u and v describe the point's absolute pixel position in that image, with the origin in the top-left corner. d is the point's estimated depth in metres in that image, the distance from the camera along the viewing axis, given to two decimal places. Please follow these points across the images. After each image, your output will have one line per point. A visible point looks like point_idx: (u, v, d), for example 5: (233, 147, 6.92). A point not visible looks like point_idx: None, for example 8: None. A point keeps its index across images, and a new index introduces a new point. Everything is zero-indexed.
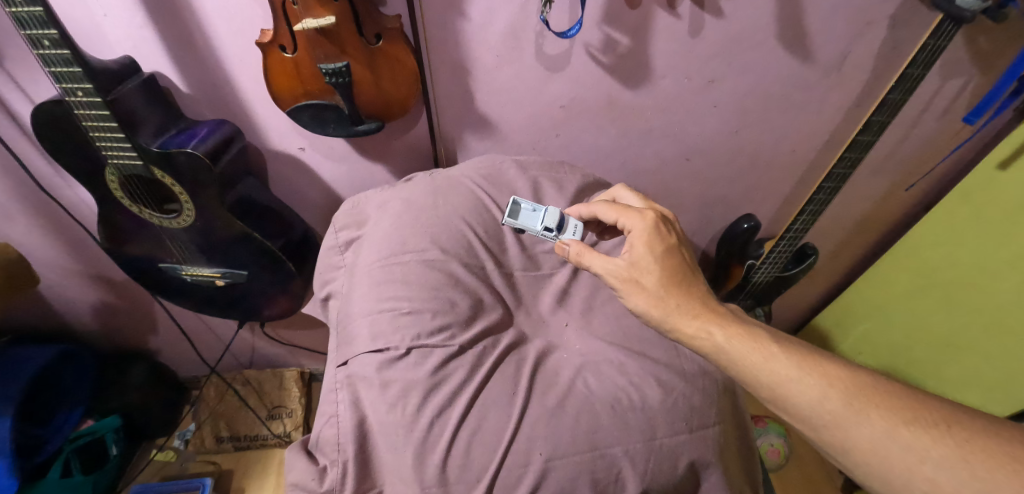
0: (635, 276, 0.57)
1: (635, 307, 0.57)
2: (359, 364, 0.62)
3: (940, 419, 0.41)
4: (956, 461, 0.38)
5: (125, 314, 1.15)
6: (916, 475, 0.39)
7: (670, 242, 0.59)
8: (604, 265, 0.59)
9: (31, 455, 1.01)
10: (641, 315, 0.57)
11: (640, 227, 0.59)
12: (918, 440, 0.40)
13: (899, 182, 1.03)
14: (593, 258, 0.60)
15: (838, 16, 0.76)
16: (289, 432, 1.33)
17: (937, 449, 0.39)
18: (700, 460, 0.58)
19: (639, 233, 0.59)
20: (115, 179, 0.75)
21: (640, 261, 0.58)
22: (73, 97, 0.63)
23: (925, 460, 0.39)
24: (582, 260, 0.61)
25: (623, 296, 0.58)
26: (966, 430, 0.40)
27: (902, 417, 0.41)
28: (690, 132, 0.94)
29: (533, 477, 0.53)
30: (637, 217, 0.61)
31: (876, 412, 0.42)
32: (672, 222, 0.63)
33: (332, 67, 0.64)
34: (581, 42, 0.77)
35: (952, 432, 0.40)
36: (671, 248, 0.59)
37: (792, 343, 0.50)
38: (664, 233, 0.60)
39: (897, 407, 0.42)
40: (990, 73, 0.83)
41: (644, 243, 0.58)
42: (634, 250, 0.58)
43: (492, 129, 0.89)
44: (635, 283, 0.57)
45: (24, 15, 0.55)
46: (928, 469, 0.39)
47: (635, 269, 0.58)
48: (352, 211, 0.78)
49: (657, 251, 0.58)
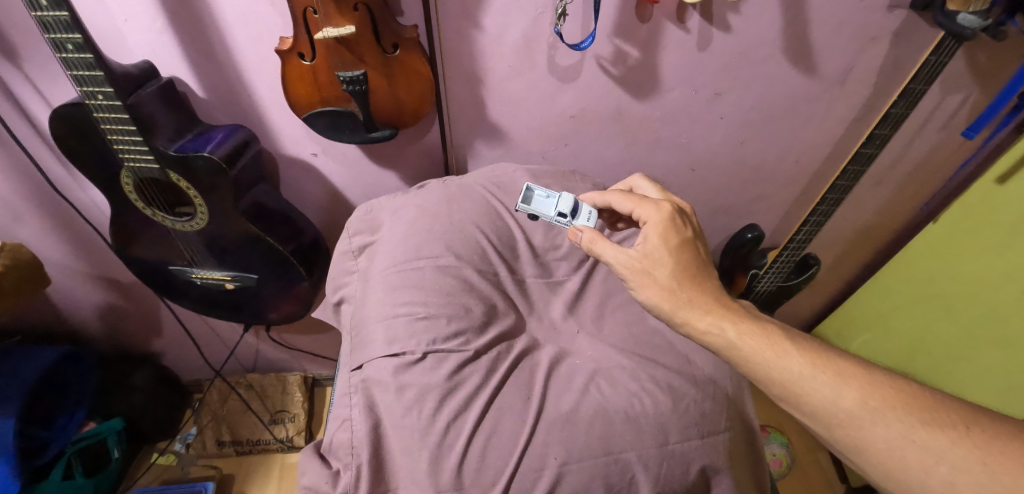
0: (648, 268, 0.58)
1: (646, 299, 0.58)
2: (374, 364, 0.62)
3: (958, 420, 0.42)
4: (976, 463, 0.39)
5: (130, 317, 1.15)
6: (934, 477, 0.40)
7: (686, 235, 0.61)
8: (616, 255, 0.60)
9: (35, 456, 1.00)
10: (651, 308, 0.58)
11: (656, 218, 0.61)
12: (935, 441, 0.41)
13: (900, 194, 1.05)
14: (605, 247, 0.61)
15: (842, 30, 0.78)
16: (292, 437, 1.33)
17: (956, 451, 0.40)
18: (711, 465, 0.59)
19: (655, 223, 0.61)
20: (130, 182, 0.75)
21: (653, 252, 0.59)
22: (93, 100, 0.64)
23: (942, 462, 0.40)
24: (594, 248, 0.62)
25: (635, 287, 0.59)
26: (986, 431, 0.40)
27: (919, 419, 0.42)
28: (698, 143, 0.95)
29: (548, 480, 0.54)
30: (653, 208, 0.63)
31: (892, 413, 0.43)
32: (688, 215, 0.65)
33: (348, 76, 0.66)
34: (592, 54, 0.78)
35: (971, 433, 0.40)
36: (686, 240, 0.60)
37: (805, 341, 0.51)
38: (679, 226, 0.61)
39: (913, 408, 0.43)
40: (989, 88, 0.85)
41: (659, 234, 0.60)
42: (649, 241, 0.60)
43: (503, 137, 0.90)
44: (648, 275, 0.58)
45: (50, 19, 0.55)
46: (945, 470, 0.39)
47: (649, 261, 0.59)
48: (365, 217, 0.79)
49: (671, 243, 0.59)
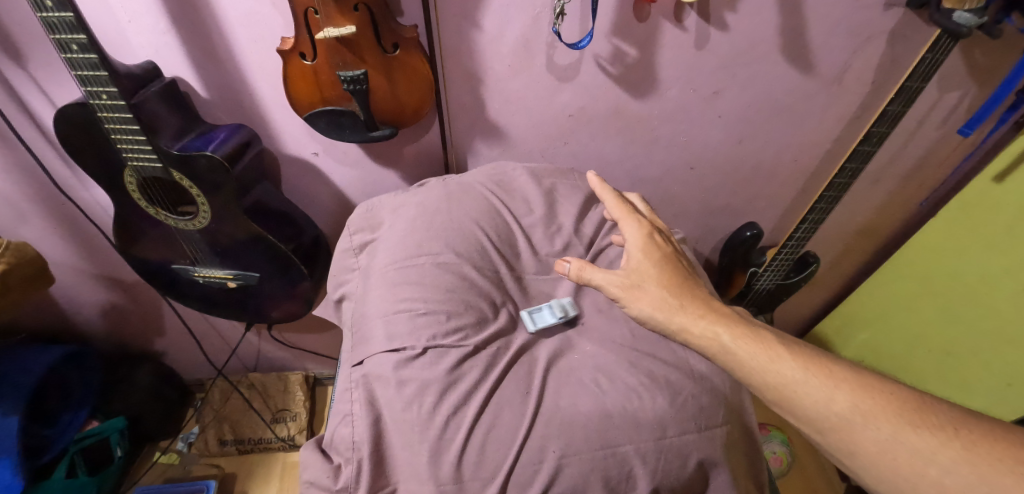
0: (637, 283, 0.59)
1: (640, 312, 0.58)
2: (373, 362, 0.63)
3: (947, 423, 0.43)
4: (965, 465, 0.40)
5: (134, 316, 1.16)
6: (924, 478, 0.41)
7: (666, 250, 0.63)
8: (606, 277, 0.60)
9: (38, 455, 1.03)
10: (646, 320, 0.58)
11: (636, 235, 0.63)
12: (925, 443, 0.42)
13: (898, 193, 1.06)
14: (594, 272, 0.61)
15: (838, 29, 0.79)
16: (293, 436, 1.34)
17: (945, 452, 0.41)
18: (709, 459, 0.59)
19: (636, 241, 0.63)
20: (133, 181, 0.76)
21: (639, 268, 0.61)
22: (97, 100, 0.65)
23: (932, 463, 0.41)
24: (582, 274, 0.61)
25: (626, 303, 0.59)
26: (973, 433, 0.42)
27: (909, 420, 0.44)
28: (696, 141, 0.95)
29: (546, 474, 0.54)
30: (635, 226, 0.65)
31: (884, 415, 0.44)
32: (666, 234, 0.67)
33: (349, 75, 0.67)
34: (591, 53, 0.79)
35: (959, 435, 0.42)
36: (667, 256, 0.62)
37: (797, 346, 0.52)
38: (659, 243, 0.64)
39: (903, 410, 0.44)
40: (986, 86, 0.85)
41: (641, 251, 0.62)
42: (633, 259, 0.62)
43: (502, 136, 0.91)
44: (638, 289, 0.59)
45: (55, 20, 0.56)
46: (935, 471, 0.41)
47: (636, 276, 0.60)
48: (365, 215, 0.80)
49: (654, 258, 0.61)
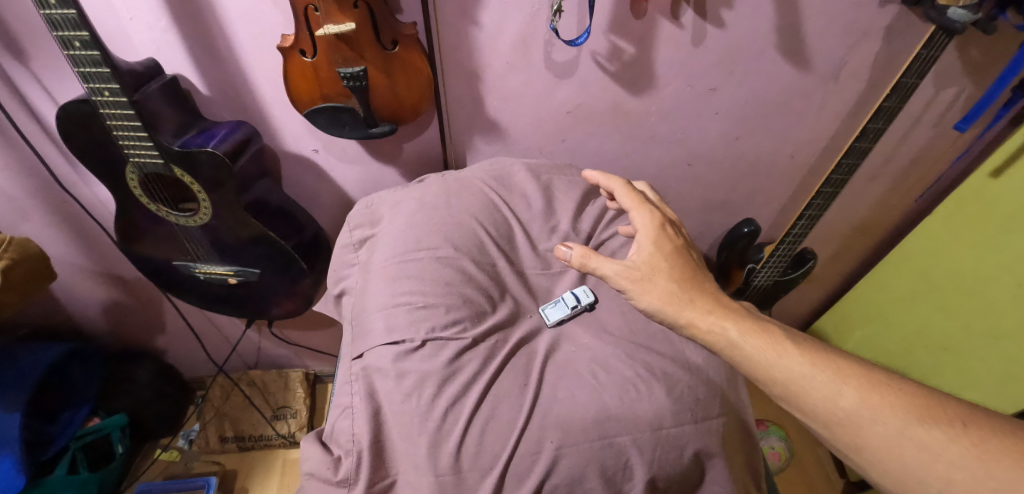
0: (646, 275, 0.60)
1: (647, 305, 0.59)
2: (374, 355, 0.64)
3: (955, 418, 0.44)
4: (972, 459, 0.41)
5: (134, 313, 1.17)
6: (931, 473, 0.42)
7: (677, 242, 0.63)
8: (613, 268, 0.61)
9: (41, 451, 1.02)
10: (654, 313, 0.59)
11: (648, 226, 0.64)
12: (933, 438, 0.43)
13: (895, 189, 1.06)
14: (600, 262, 0.62)
15: (834, 26, 0.79)
16: (294, 433, 1.34)
17: (953, 447, 0.42)
18: (705, 449, 0.60)
19: (647, 232, 0.63)
20: (135, 178, 0.77)
21: (649, 259, 0.61)
22: (99, 96, 0.65)
23: (939, 459, 0.42)
24: (587, 263, 0.62)
25: (634, 296, 0.60)
26: (981, 429, 0.42)
27: (916, 416, 0.44)
28: (694, 138, 0.96)
29: (545, 463, 0.55)
30: (647, 216, 0.65)
31: (892, 411, 0.45)
32: (678, 225, 0.68)
33: (349, 72, 0.67)
34: (589, 50, 0.80)
35: (967, 431, 0.43)
36: (677, 248, 0.63)
37: (805, 342, 0.53)
38: (671, 235, 0.64)
39: (912, 406, 0.45)
40: (981, 82, 0.86)
41: (652, 242, 0.62)
42: (642, 251, 0.62)
43: (501, 133, 0.92)
44: (647, 282, 0.59)
45: (58, 17, 0.57)
46: (944, 466, 0.42)
47: (645, 268, 0.60)
48: (365, 211, 0.81)
49: (665, 251, 0.62)
